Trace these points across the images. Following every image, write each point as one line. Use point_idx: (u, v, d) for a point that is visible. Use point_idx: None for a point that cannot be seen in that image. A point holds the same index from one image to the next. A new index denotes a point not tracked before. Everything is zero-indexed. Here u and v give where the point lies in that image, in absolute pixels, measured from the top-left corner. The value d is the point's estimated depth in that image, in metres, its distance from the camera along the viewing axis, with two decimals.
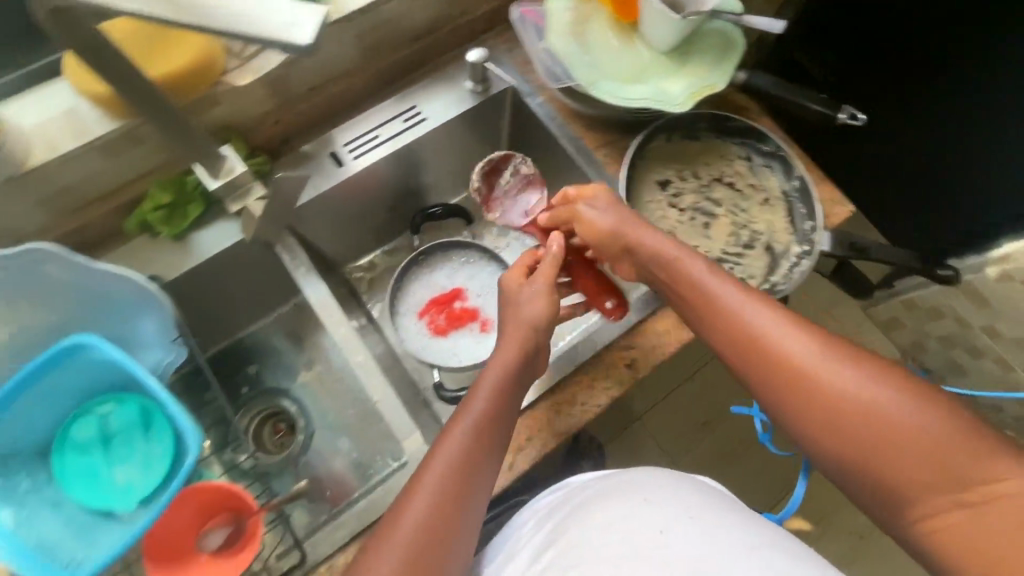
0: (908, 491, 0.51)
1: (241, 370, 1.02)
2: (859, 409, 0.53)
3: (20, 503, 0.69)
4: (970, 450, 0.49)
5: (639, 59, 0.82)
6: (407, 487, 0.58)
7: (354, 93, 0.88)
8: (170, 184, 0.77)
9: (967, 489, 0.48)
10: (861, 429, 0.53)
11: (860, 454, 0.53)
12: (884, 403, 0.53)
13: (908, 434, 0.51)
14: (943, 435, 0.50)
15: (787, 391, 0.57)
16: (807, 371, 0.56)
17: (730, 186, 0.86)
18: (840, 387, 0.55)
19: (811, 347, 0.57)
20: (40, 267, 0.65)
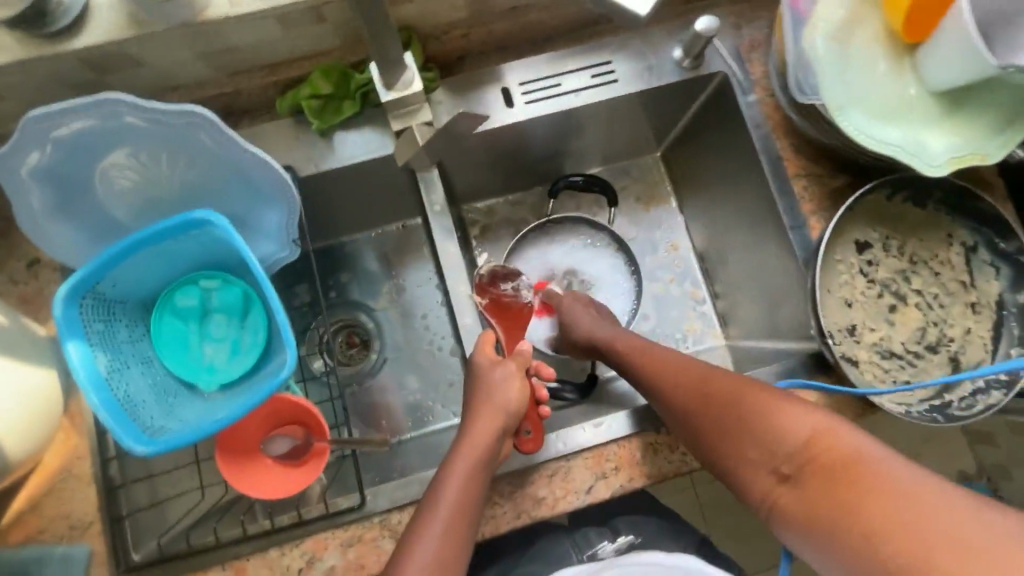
0: (760, 472, 0.56)
1: (333, 274, 0.94)
2: (697, 400, 0.63)
3: (118, 351, 0.67)
4: (785, 412, 0.56)
5: (904, 92, 0.66)
6: (425, 498, 0.60)
7: (548, 27, 0.77)
8: (334, 74, 0.70)
9: (791, 459, 0.54)
10: (705, 417, 0.62)
11: (713, 439, 0.60)
12: (718, 392, 0.62)
13: (738, 414, 0.59)
14: (761, 403, 0.58)
15: (650, 394, 0.68)
16: (662, 375, 0.68)
17: (933, 272, 0.73)
18: (681, 383, 0.65)
19: (660, 353, 0.71)
20: (192, 129, 0.60)
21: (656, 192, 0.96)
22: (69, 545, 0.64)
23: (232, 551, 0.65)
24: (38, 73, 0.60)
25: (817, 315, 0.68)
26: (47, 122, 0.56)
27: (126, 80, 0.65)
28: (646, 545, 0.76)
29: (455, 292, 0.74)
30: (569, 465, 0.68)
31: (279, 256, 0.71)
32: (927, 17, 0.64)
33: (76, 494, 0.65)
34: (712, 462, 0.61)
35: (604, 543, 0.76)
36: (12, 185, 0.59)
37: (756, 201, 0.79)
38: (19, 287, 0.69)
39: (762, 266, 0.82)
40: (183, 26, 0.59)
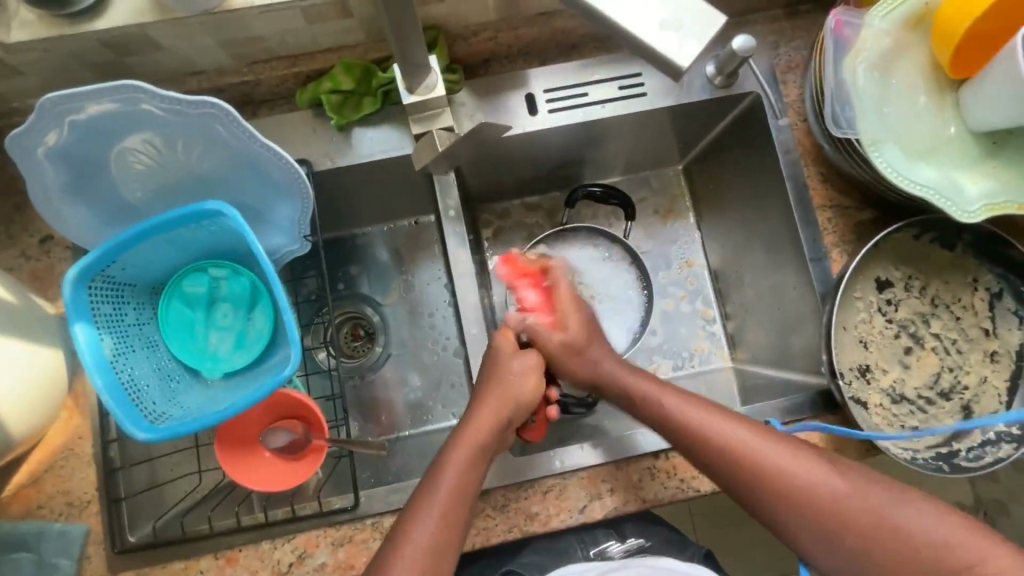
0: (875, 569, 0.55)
1: (342, 266, 0.94)
2: (799, 492, 0.57)
3: (124, 333, 0.67)
4: (906, 510, 0.55)
5: (941, 129, 0.64)
6: (410, 502, 0.58)
7: (579, 33, 0.75)
8: (357, 70, 0.68)
9: (923, 556, 0.54)
10: (812, 511, 0.57)
11: (817, 533, 0.57)
12: (825, 488, 0.57)
13: (850, 510, 0.56)
14: (876, 496, 0.56)
15: (730, 479, 0.60)
16: (746, 459, 0.59)
17: (954, 316, 0.71)
18: (777, 474, 0.58)
19: (740, 431, 0.61)
20: (209, 120, 0.59)
21: (676, 206, 0.94)
22: (67, 522, 0.65)
23: (225, 541, 0.65)
24: (58, 52, 0.60)
25: (830, 354, 0.67)
26: (64, 104, 0.55)
27: (146, 63, 0.64)
28: (656, 549, 0.73)
29: (463, 300, 0.74)
30: (565, 483, 0.68)
31: (289, 248, 0.71)
32: (973, 54, 0.61)
33: (76, 473, 0.66)
34: (814, 551, 0.57)
35: (611, 542, 0.72)
36: (25, 165, 0.58)
37: (779, 228, 0.77)
38: (30, 262, 0.70)
39: (778, 294, 0.80)
40: (204, 15, 0.58)
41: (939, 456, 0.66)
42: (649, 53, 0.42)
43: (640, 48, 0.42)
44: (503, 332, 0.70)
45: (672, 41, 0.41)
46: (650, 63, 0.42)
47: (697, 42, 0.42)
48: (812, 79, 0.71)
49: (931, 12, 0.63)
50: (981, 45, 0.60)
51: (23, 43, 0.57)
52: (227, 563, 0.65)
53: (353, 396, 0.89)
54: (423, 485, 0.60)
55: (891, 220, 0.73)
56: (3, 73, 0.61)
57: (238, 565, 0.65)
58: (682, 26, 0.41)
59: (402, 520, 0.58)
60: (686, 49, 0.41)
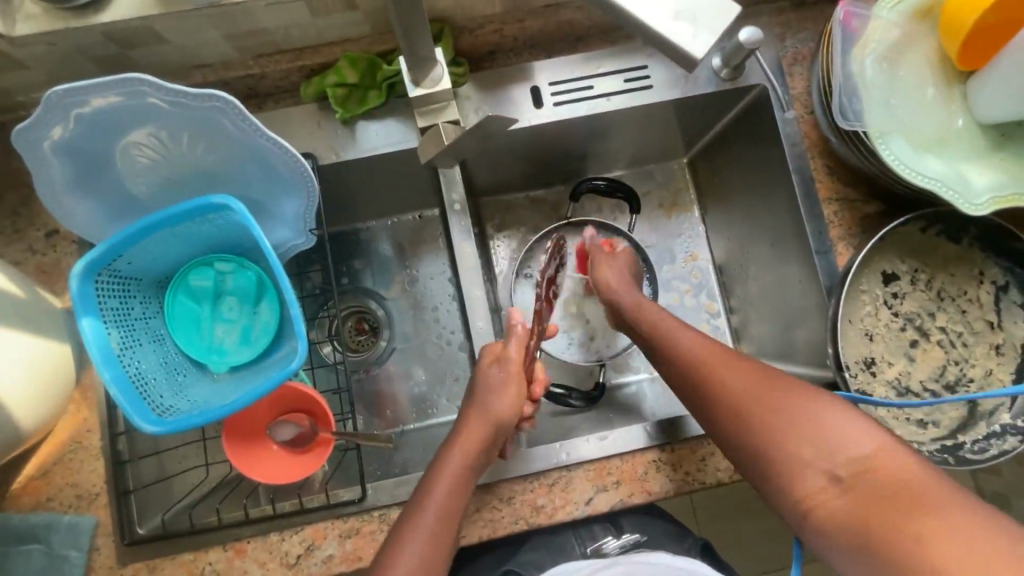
0: (797, 474, 0.54)
1: (347, 260, 0.94)
2: (735, 392, 0.60)
3: (130, 328, 0.67)
4: (843, 423, 0.54)
5: (949, 122, 0.63)
6: (402, 515, 0.59)
7: (584, 25, 0.75)
8: (362, 63, 0.68)
9: (851, 467, 0.52)
10: (745, 412, 0.58)
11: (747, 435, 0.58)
12: (765, 396, 0.58)
13: (779, 414, 0.57)
14: (815, 406, 0.56)
15: (684, 384, 0.65)
16: (696, 364, 0.64)
17: (960, 309, 0.71)
18: (721, 378, 0.61)
19: (726, 361, 0.63)
20: (215, 114, 0.59)
21: (681, 199, 0.93)
22: (77, 514, 0.65)
23: (233, 533, 0.66)
24: (62, 45, 0.59)
25: (836, 346, 0.67)
26: (70, 98, 0.55)
27: (151, 56, 0.64)
28: (652, 543, 0.74)
29: (469, 294, 0.74)
30: (571, 475, 0.68)
31: (294, 242, 0.71)
32: (983, 47, 0.60)
33: (85, 466, 0.67)
34: (749, 457, 0.58)
35: (608, 538, 0.74)
36: (31, 159, 0.58)
37: (785, 221, 0.77)
38: (36, 256, 0.70)
39: (784, 287, 0.80)
40: (208, 7, 0.58)
41: (944, 448, 0.66)
42: (665, 43, 0.41)
43: (654, 38, 0.41)
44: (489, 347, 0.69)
45: (688, 31, 0.41)
46: (664, 53, 0.42)
47: (712, 33, 0.42)
48: (818, 71, 0.70)
49: (940, 2, 0.63)
50: (990, 38, 0.60)
51: (28, 37, 0.57)
52: (236, 555, 0.65)
53: (357, 389, 0.89)
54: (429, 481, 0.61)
55: (898, 214, 0.73)
56: (8, 67, 0.61)
57: (246, 557, 0.65)
58: (698, 18, 0.41)
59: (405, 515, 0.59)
60: (702, 39, 0.41)
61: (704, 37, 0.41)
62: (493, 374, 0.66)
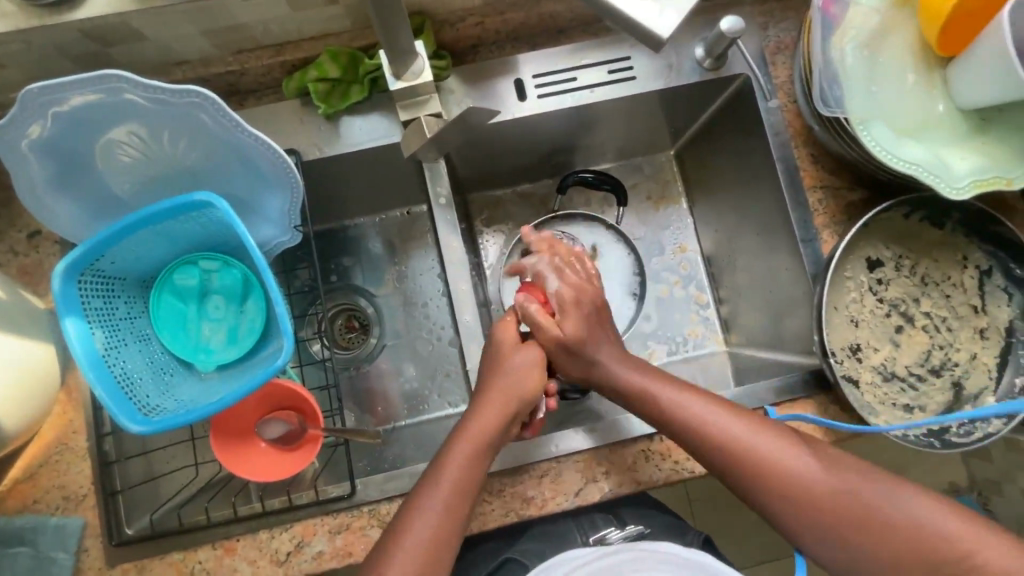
0: (889, 568, 0.58)
1: (335, 257, 0.93)
2: (812, 494, 0.59)
3: (115, 328, 0.66)
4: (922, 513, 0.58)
5: (929, 107, 0.64)
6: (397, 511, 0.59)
7: (566, 18, 0.75)
8: (343, 58, 0.68)
9: (931, 548, 0.56)
10: (823, 511, 0.59)
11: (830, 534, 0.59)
12: (823, 484, 0.59)
13: (864, 515, 0.58)
14: (881, 496, 0.58)
15: (744, 480, 0.61)
16: (755, 456, 0.61)
17: (944, 294, 0.71)
18: (792, 477, 0.60)
19: (771, 444, 0.61)
20: (195, 111, 0.59)
21: (669, 191, 0.94)
22: (64, 516, 0.65)
23: (222, 531, 0.66)
24: (38, 43, 0.59)
25: (821, 333, 0.67)
26: (46, 96, 0.54)
27: (129, 53, 0.63)
28: (655, 535, 0.74)
29: (456, 289, 0.74)
30: (560, 467, 0.68)
31: (280, 239, 0.71)
32: (960, 31, 0.61)
33: (71, 467, 0.66)
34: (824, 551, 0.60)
35: (611, 530, 0.72)
36: (9, 158, 0.57)
37: (771, 210, 0.77)
38: (18, 257, 0.69)
39: (771, 276, 0.80)
40: (185, 2, 0.57)
41: (930, 432, 0.67)
42: (628, 22, 0.41)
43: (621, 21, 0.41)
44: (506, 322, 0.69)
45: (652, 9, 0.41)
46: (630, 34, 0.42)
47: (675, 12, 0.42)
48: (800, 59, 0.71)
49: None
50: (968, 23, 0.60)
51: (2, 35, 0.56)
52: (226, 553, 0.65)
53: (348, 386, 0.89)
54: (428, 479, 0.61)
55: (881, 199, 0.73)
56: None
57: (236, 555, 0.65)
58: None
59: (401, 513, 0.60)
60: (665, 16, 0.41)
61: (668, 18, 0.41)
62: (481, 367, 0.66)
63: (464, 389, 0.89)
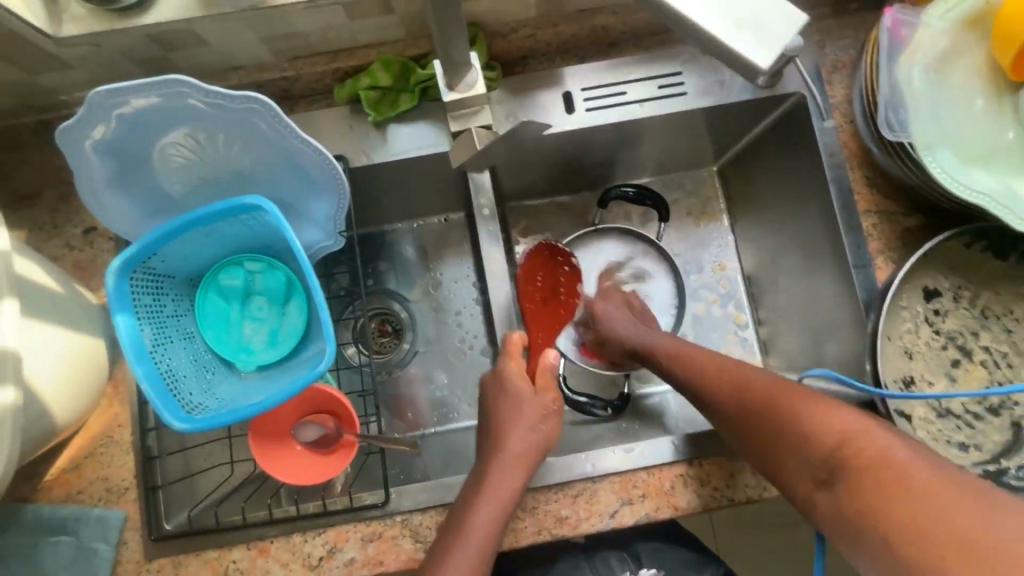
0: (805, 472, 0.52)
1: (371, 262, 0.94)
2: (756, 411, 0.58)
3: (162, 325, 0.68)
4: (823, 419, 0.52)
5: (998, 134, 0.61)
6: (445, 530, 0.61)
7: (618, 32, 0.74)
8: (395, 67, 0.69)
9: (826, 457, 0.50)
10: (761, 428, 0.57)
11: (735, 422, 0.60)
12: (754, 392, 0.60)
13: (764, 414, 0.57)
14: (795, 405, 0.55)
15: (689, 389, 0.67)
16: (703, 375, 0.66)
17: (1005, 328, 0.68)
18: (717, 381, 0.64)
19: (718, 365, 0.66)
20: (251, 115, 0.59)
21: (711, 207, 0.92)
22: (105, 508, 0.66)
23: (256, 532, 0.66)
24: (106, 46, 0.61)
25: (875, 364, 0.64)
26: (112, 98, 0.56)
27: (188, 58, 0.65)
28: None
29: (496, 301, 0.73)
30: (595, 487, 0.67)
31: (324, 244, 0.71)
32: None
33: (115, 460, 0.68)
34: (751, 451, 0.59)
35: None
36: (73, 156, 0.59)
37: (820, 233, 0.75)
38: (73, 252, 0.71)
39: (818, 301, 0.78)
40: (249, 10, 0.58)
41: (987, 473, 0.64)
42: (731, 56, 0.39)
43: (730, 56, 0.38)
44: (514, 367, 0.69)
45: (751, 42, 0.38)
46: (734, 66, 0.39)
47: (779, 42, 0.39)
48: (860, 79, 0.68)
49: (993, 11, 0.61)
50: None
51: (73, 37, 0.58)
52: (259, 554, 0.66)
53: (380, 390, 0.89)
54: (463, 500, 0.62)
55: (940, 227, 0.70)
56: (53, 66, 0.62)
57: (269, 557, 0.66)
58: (763, 28, 0.39)
59: (441, 535, 0.61)
60: (769, 48, 0.39)
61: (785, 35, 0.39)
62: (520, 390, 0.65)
63: None
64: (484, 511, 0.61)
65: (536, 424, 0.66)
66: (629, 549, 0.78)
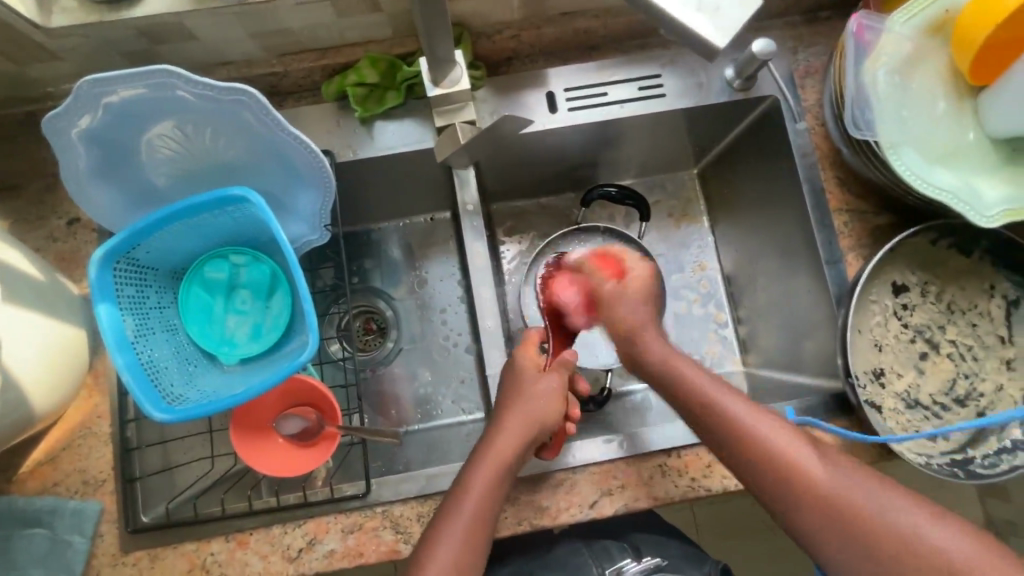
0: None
1: (357, 260, 0.94)
2: (850, 515, 0.55)
3: (145, 316, 0.68)
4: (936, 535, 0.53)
5: (957, 135, 0.64)
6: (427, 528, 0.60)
7: (599, 36, 0.77)
8: (382, 64, 0.70)
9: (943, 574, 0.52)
10: (859, 534, 0.54)
11: (819, 519, 0.56)
12: (843, 486, 0.56)
13: (863, 517, 0.54)
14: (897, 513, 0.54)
15: (744, 461, 0.60)
16: (774, 453, 0.59)
17: (970, 323, 0.70)
18: (796, 467, 0.58)
19: (788, 443, 0.59)
20: (240, 108, 0.60)
21: (692, 208, 0.94)
22: (82, 500, 0.66)
23: (235, 524, 0.66)
24: (95, 38, 0.62)
25: (845, 356, 0.66)
26: (99, 88, 0.56)
27: (177, 52, 0.66)
28: (674, 567, 0.74)
29: (479, 295, 0.74)
30: (575, 478, 0.68)
31: (309, 237, 0.72)
32: (990, 63, 0.61)
33: (92, 452, 0.67)
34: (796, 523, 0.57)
35: (628, 561, 0.74)
36: (58, 145, 0.59)
37: (794, 232, 0.77)
38: (56, 244, 0.71)
39: (793, 298, 0.80)
40: (237, 5, 0.60)
41: (954, 462, 0.66)
42: (683, 34, 0.41)
43: (681, 32, 0.41)
44: (526, 350, 0.70)
45: (709, 24, 0.41)
46: (685, 41, 0.41)
47: (731, 22, 0.41)
48: (830, 83, 0.71)
49: (953, 18, 0.64)
50: (999, 55, 0.61)
51: (62, 28, 0.59)
52: (238, 546, 0.65)
53: (363, 386, 0.89)
54: (460, 492, 0.61)
55: (906, 224, 0.73)
56: (41, 57, 0.63)
57: (248, 549, 0.65)
58: (719, 11, 0.41)
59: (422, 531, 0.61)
60: (722, 28, 0.41)
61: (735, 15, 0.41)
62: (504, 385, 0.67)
63: (479, 396, 0.89)
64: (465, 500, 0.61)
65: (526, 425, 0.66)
66: (627, 541, 0.79)
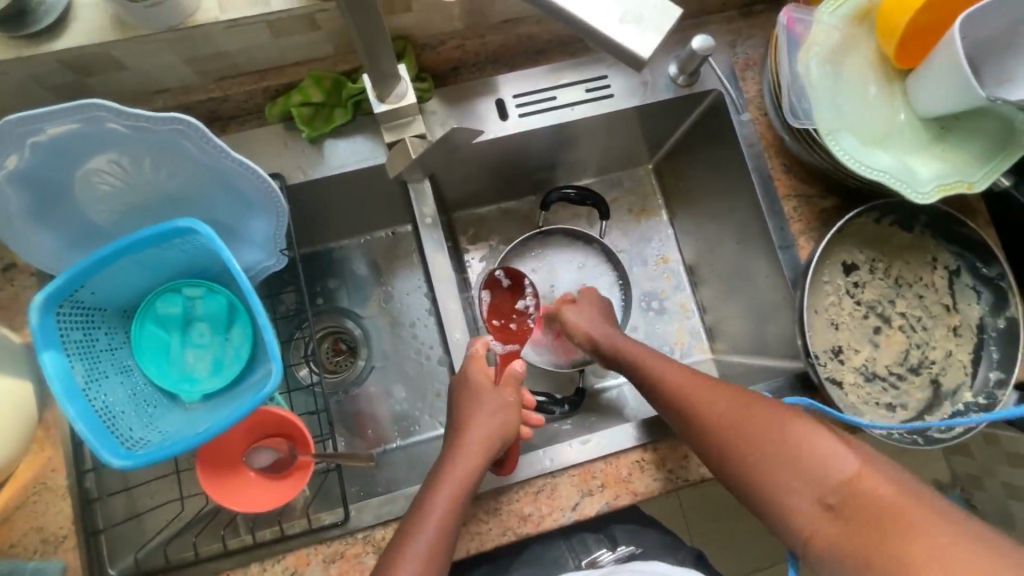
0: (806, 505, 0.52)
1: (320, 281, 0.92)
2: (757, 448, 0.56)
3: (95, 361, 0.64)
4: (827, 453, 0.52)
5: (890, 117, 0.67)
6: (388, 551, 0.57)
7: (545, 40, 0.77)
8: (325, 83, 0.69)
9: (837, 494, 0.50)
10: (768, 468, 0.55)
11: (731, 459, 0.58)
12: (753, 426, 0.57)
13: (770, 449, 0.55)
14: (791, 435, 0.55)
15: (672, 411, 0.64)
16: (692, 401, 0.62)
17: (917, 294, 0.74)
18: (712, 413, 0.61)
19: (707, 390, 0.63)
20: (179, 137, 0.58)
21: (650, 203, 0.96)
22: (42, 560, 0.62)
23: (210, 566, 0.64)
24: (16, 74, 0.59)
25: (805, 337, 0.69)
26: (24, 127, 0.54)
27: (107, 83, 0.64)
28: (648, 555, 0.76)
29: (445, 307, 0.74)
30: (556, 481, 0.68)
31: (265, 263, 0.70)
32: (910, 46, 0.65)
33: (49, 508, 0.63)
34: (726, 473, 0.59)
35: (603, 551, 0.75)
36: None
37: (748, 220, 0.79)
38: None
39: (750, 284, 0.82)
40: (167, 31, 0.58)
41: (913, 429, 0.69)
42: (608, 44, 0.40)
43: (606, 44, 0.40)
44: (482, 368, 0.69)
45: (633, 32, 0.40)
46: (611, 53, 0.41)
47: (656, 33, 0.41)
48: (769, 75, 0.74)
49: (875, 8, 0.67)
50: (921, 38, 0.64)
51: None
52: None
53: (336, 409, 0.87)
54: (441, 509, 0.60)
55: (850, 207, 0.76)
56: None
57: None
58: (643, 19, 0.41)
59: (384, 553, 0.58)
60: (648, 40, 0.40)
61: (660, 25, 0.41)
62: (478, 392, 0.67)
63: None
64: (449, 516, 0.59)
65: (502, 432, 0.65)
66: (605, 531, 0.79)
